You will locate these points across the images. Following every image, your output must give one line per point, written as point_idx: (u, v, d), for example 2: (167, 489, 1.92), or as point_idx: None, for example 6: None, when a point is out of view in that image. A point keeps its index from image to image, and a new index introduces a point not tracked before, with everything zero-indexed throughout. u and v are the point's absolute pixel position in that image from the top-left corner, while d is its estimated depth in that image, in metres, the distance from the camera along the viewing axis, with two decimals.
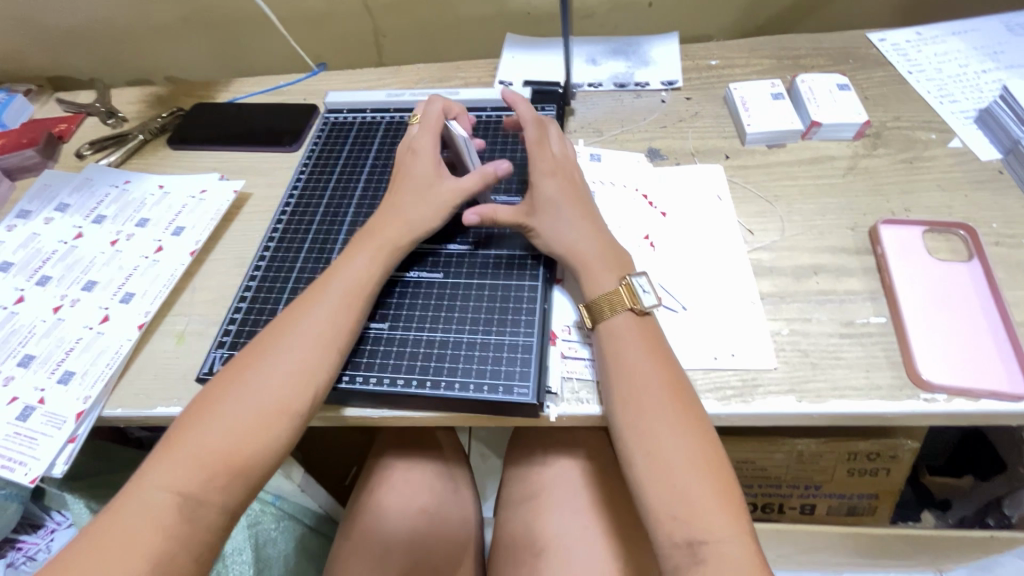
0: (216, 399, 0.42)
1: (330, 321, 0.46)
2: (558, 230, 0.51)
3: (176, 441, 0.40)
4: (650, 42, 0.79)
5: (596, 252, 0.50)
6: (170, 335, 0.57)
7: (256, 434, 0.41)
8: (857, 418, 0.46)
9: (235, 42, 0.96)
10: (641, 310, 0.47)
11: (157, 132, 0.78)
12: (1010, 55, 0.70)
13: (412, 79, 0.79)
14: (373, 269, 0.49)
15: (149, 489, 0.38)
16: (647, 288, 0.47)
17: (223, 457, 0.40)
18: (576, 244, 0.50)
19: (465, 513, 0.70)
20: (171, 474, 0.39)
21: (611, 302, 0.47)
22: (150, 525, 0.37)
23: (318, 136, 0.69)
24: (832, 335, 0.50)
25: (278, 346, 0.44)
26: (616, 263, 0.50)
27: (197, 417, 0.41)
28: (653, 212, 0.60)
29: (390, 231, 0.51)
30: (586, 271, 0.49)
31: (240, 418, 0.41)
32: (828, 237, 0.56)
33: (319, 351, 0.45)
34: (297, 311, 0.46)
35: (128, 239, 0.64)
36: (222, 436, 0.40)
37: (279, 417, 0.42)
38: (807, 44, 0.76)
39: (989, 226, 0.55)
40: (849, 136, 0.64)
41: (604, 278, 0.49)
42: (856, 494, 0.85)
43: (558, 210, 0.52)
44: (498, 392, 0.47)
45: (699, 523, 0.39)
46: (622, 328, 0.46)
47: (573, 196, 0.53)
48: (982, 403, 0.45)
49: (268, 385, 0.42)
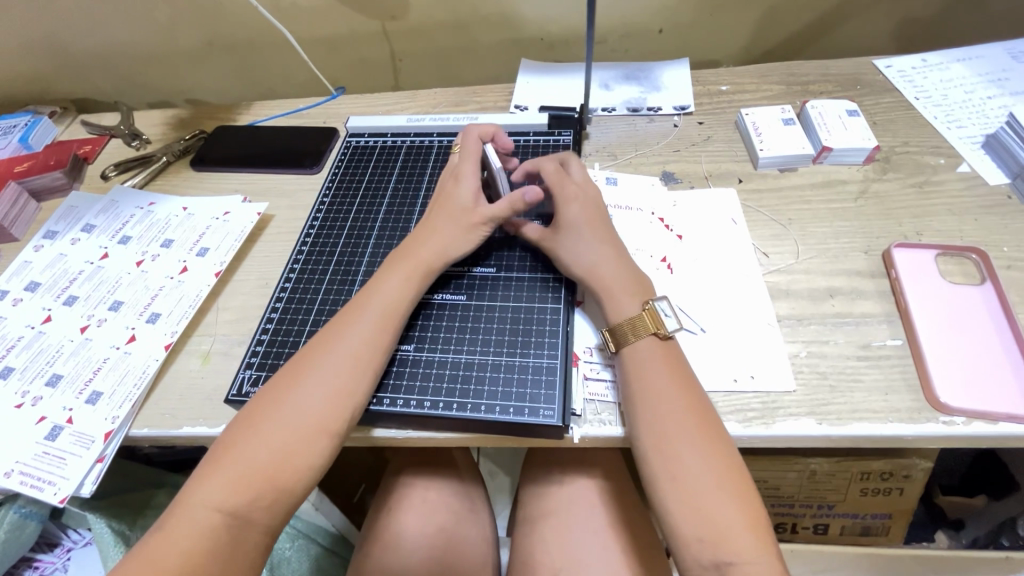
0: (258, 420, 0.43)
1: (366, 341, 0.47)
2: (578, 254, 0.53)
3: (218, 462, 0.41)
4: (662, 67, 0.81)
5: (617, 276, 0.51)
6: (195, 355, 0.57)
7: (296, 453, 0.42)
8: (876, 440, 0.47)
9: (255, 66, 0.98)
10: (665, 335, 0.48)
11: (180, 153, 0.80)
12: (1014, 82, 0.72)
13: (429, 103, 0.81)
14: (407, 291, 0.50)
15: (191, 510, 0.39)
16: (670, 312, 0.48)
17: (264, 477, 0.40)
18: (598, 269, 0.51)
19: (480, 533, 0.70)
20: (212, 495, 0.39)
21: (634, 326, 0.48)
22: (194, 545, 0.38)
23: (340, 160, 0.71)
24: (849, 357, 0.50)
25: (315, 366, 0.45)
26: (638, 287, 0.51)
27: (237, 438, 0.42)
28: (669, 235, 0.61)
29: (421, 255, 0.52)
30: (608, 296, 0.50)
31: (280, 438, 0.42)
32: (842, 260, 0.57)
33: (353, 370, 0.45)
34: (334, 332, 0.47)
35: (153, 260, 0.65)
36: (266, 457, 0.41)
37: (317, 437, 0.43)
38: (815, 70, 0.78)
39: (1001, 250, 0.56)
40: (860, 160, 0.65)
41: (627, 303, 0.50)
42: (869, 514, 0.85)
43: (579, 234, 0.53)
44: (523, 414, 0.47)
45: (726, 545, 0.39)
46: (645, 352, 0.47)
47: (595, 221, 0.54)
48: (1000, 425, 0.45)
49: (304, 404, 0.43)
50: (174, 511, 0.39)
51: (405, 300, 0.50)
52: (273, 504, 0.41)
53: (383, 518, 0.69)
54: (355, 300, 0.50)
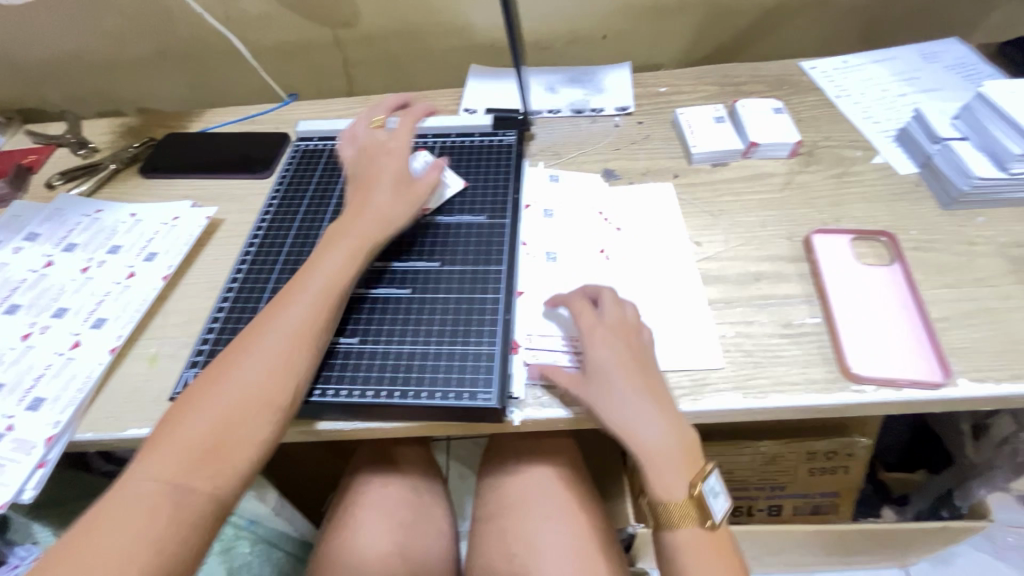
0: (203, 396, 0.44)
1: (304, 313, 0.48)
2: (619, 411, 0.47)
3: (161, 439, 0.41)
4: (605, 71, 0.84)
5: (671, 450, 0.47)
6: (142, 358, 0.57)
7: (239, 424, 0.43)
8: (797, 410, 0.50)
9: (208, 74, 0.98)
10: (713, 524, 0.47)
11: (128, 161, 0.80)
12: (924, 80, 0.77)
13: (381, 108, 0.83)
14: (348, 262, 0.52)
15: (134, 488, 0.39)
16: (718, 491, 0.48)
17: (211, 448, 0.41)
18: (642, 433, 0.47)
19: (439, 525, 0.72)
20: (157, 471, 0.40)
21: (683, 514, 0.47)
22: (138, 518, 0.38)
23: (289, 163, 0.72)
24: (772, 335, 0.54)
25: (261, 341, 0.47)
26: (689, 463, 0.47)
27: (179, 416, 0.43)
28: (608, 227, 0.64)
29: (365, 227, 0.54)
30: (656, 473, 0.47)
31: (228, 409, 0.43)
32: (768, 247, 0.61)
33: (300, 341, 0.47)
34: (279, 306, 0.49)
35: (100, 266, 0.65)
36: (207, 428, 0.42)
37: (262, 405, 0.44)
38: (747, 72, 0.82)
39: (909, 232, 0.61)
40: (785, 154, 0.70)
41: (675, 481, 0.47)
42: (819, 493, 0.89)
43: (619, 389, 0.48)
44: (463, 399, 0.49)
45: None
46: (692, 538, 0.47)
47: (636, 369, 0.48)
48: (905, 392, 0.49)
49: (250, 377, 0.44)
50: (114, 493, 0.39)
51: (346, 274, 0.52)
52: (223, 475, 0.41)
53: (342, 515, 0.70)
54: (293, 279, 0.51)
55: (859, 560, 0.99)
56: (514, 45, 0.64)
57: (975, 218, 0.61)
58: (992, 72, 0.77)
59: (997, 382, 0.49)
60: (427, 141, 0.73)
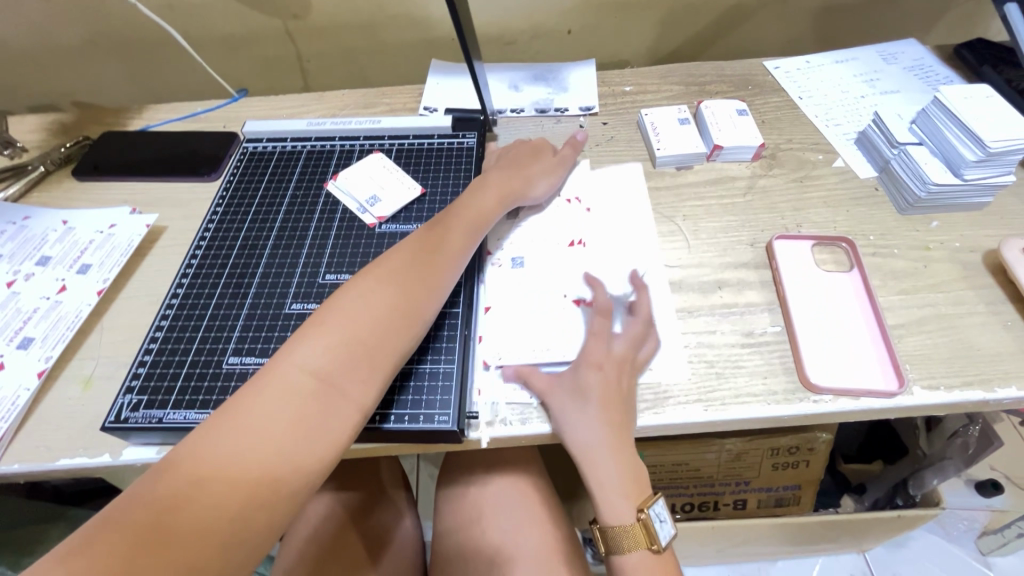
0: (283, 368, 0.40)
1: (383, 307, 0.45)
2: (578, 431, 0.47)
3: (237, 407, 0.38)
4: (569, 68, 0.82)
5: (621, 479, 0.47)
6: (75, 381, 0.53)
7: (317, 409, 0.39)
8: (757, 422, 0.50)
9: (151, 66, 0.92)
10: (658, 548, 0.47)
11: (60, 162, 0.74)
12: (884, 82, 0.78)
13: (336, 105, 0.79)
14: (438, 255, 0.51)
15: (207, 470, 0.35)
16: (662, 519, 0.49)
17: (287, 444, 0.37)
18: (598, 457, 0.47)
19: (407, 540, 0.70)
20: (231, 454, 0.36)
21: (626, 539, 0.47)
22: (212, 493, 0.34)
23: (236, 167, 0.68)
24: (734, 345, 0.54)
25: (347, 316, 0.44)
26: (636, 490, 0.48)
27: (248, 396, 0.38)
28: (579, 208, 0.65)
29: (461, 225, 0.55)
30: (603, 497, 0.48)
31: (307, 388, 0.40)
32: (730, 254, 0.61)
33: (390, 326, 0.45)
34: (369, 284, 0.46)
35: (26, 280, 0.60)
36: (284, 408, 0.38)
37: (337, 399, 0.40)
38: (711, 71, 0.81)
39: (868, 238, 0.61)
40: (748, 158, 0.69)
41: (620, 505, 0.48)
42: (782, 486, 0.91)
43: (587, 409, 0.48)
44: (418, 421, 0.48)
45: None
46: (636, 563, 0.47)
47: (614, 395, 0.48)
48: (861, 401, 0.49)
49: (329, 354, 0.41)
50: (182, 467, 0.35)
51: (433, 277, 0.49)
52: (295, 472, 0.37)
53: (305, 535, 0.66)
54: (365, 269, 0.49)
55: (821, 548, 1.01)
56: (464, 50, 0.61)
57: (930, 223, 0.62)
58: (947, 75, 0.78)
59: (949, 389, 0.50)
60: (383, 142, 0.69)
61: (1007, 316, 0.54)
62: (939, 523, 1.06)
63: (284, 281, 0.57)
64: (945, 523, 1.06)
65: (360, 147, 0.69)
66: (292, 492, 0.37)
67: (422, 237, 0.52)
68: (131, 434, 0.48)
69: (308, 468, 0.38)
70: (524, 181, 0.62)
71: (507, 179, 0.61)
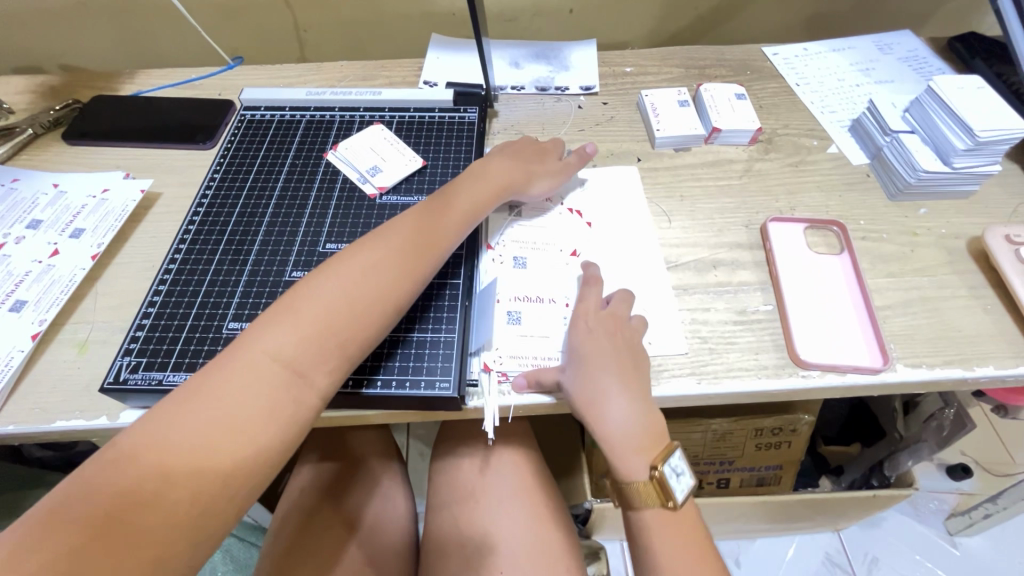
0: (248, 353, 0.40)
1: (355, 298, 0.44)
2: (582, 387, 0.48)
3: (199, 392, 0.37)
4: (571, 47, 0.82)
5: (634, 433, 0.48)
6: (70, 344, 0.53)
7: (283, 398, 0.39)
8: (747, 396, 0.51)
9: (143, 31, 0.90)
10: (674, 505, 0.47)
11: (49, 125, 0.72)
12: (879, 71, 0.79)
13: (335, 77, 0.78)
14: (417, 243, 0.49)
15: (172, 459, 0.35)
16: (681, 470, 0.49)
17: (253, 430, 0.37)
18: (605, 412, 0.48)
19: (399, 513, 0.71)
20: (195, 441, 0.36)
21: (642, 494, 0.48)
22: (169, 481, 0.34)
23: (233, 134, 0.67)
24: (727, 322, 0.55)
25: (317, 303, 0.43)
26: (652, 444, 0.48)
27: (215, 384, 0.38)
28: (580, 219, 0.62)
29: (444, 210, 0.53)
30: (617, 456, 0.48)
31: (270, 378, 0.39)
32: (725, 234, 0.62)
33: (361, 313, 0.44)
34: (342, 269, 0.45)
35: (17, 243, 0.59)
36: (249, 395, 0.38)
37: (306, 388, 0.40)
38: (712, 55, 0.82)
39: (858, 223, 0.63)
40: (745, 141, 0.70)
41: (635, 463, 0.48)
42: (763, 466, 0.93)
43: (587, 370, 0.49)
44: (419, 387, 0.49)
45: None
46: (653, 522, 0.47)
47: (607, 350, 0.49)
48: (847, 377, 0.51)
49: (291, 344, 0.40)
50: (144, 454, 0.34)
51: (409, 268, 0.48)
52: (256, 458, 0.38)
53: (301, 505, 0.66)
54: (342, 254, 0.47)
55: (798, 526, 1.05)
56: (475, 19, 0.61)
57: (919, 209, 0.64)
58: (940, 67, 0.79)
59: (930, 366, 0.52)
60: (384, 114, 0.69)
61: (988, 300, 0.56)
62: (910, 504, 1.11)
63: (284, 249, 0.57)
64: (916, 504, 1.10)
65: (360, 118, 0.69)
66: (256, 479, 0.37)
67: (397, 225, 0.50)
68: (129, 396, 0.48)
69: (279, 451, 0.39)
70: (527, 172, 0.60)
71: (507, 173, 0.59)
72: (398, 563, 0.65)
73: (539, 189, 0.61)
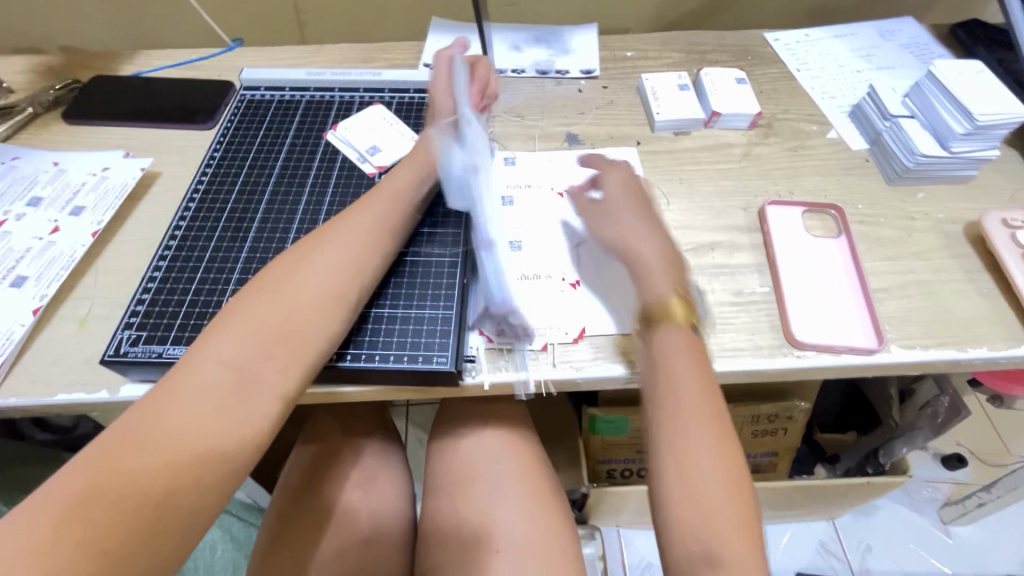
0: (197, 359, 0.40)
1: (303, 292, 0.45)
2: (621, 230, 0.55)
3: (154, 400, 0.37)
4: (571, 31, 0.82)
5: (662, 259, 0.52)
6: (71, 319, 0.53)
7: (236, 398, 0.39)
8: (742, 375, 0.52)
9: (142, 12, 0.90)
10: (693, 329, 0.48)
11: (49, 105, 0.72)
12: (880, 58, 0.79)
13: (335, 58, 0.78)
14: (370, 240, 0.50)
15: (123, 460, 0.34)
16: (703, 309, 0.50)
17: (208, 432, 0.37)
18: (634, 243, 0.53)
19: (398, 493, 0.71)
20: (153, 440, 0.36)
21: (668, 312, 0.48)
22: (123, 481, 0.34)
23: (232, 114, 0.67)
24: (723, 302, 0.55)
25: (261, 303, 0.43)
26: (676, 270, 0.51)
27: (170, 391, 0.38)
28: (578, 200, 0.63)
29: (394, 205, 0.54)
30: (646, 275, 0.51)
31: (224, 380, 0.39)
32: (723, 217, 0.62)
33: (310, 312, 0.44)
34: (287, 270, 0.46)
35: (18, 220, 0.59)
36: (202, 398, 0.38)
37: (258, 385, 0.40)
38: (713, 40, 0.82)
39: (856, 207, 0.63)
40: (745, 126, 0.70)
41: (662, 283, 0.50)
42: (759, 453, 0.94)
43: (615, 215, 0.56)
44: (418, 362, 0.49)
45: (719, 542, 0.38)
46: (673, 345, 0.47)
47: (634, 200, 0.57)
48: (841, 357, 0.52)
49: (238, 346, 0.41)
50: (101, 456, 0.34)
51: (354, 256, 0.48)
52: (212, 458, 0.37)
53: (297, 489, 0.67)
54: (287, 254, 0.48)
55: (792, 513, 1.06)
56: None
57: (916, 194, 0.64)
58: (942, 53, 0.79)
59: (924, 348, 0.52)
60: (384, 95, 0.69)
61: (983, 283, 0.57)
62: (904, 493, 1.11)
63: (284, 227, 0.57)
64: (910, 492, 1.11)
65: (359, 99, 0.69)
66: (215, 481, 0.37)
67: (347, 224, 0.51)
68: (131, 368, 0.48)
69: (242, 443, 0.39)
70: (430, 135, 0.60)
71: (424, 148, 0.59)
72: (397, 546, 0.66)
73: (458, 101, 0.62)
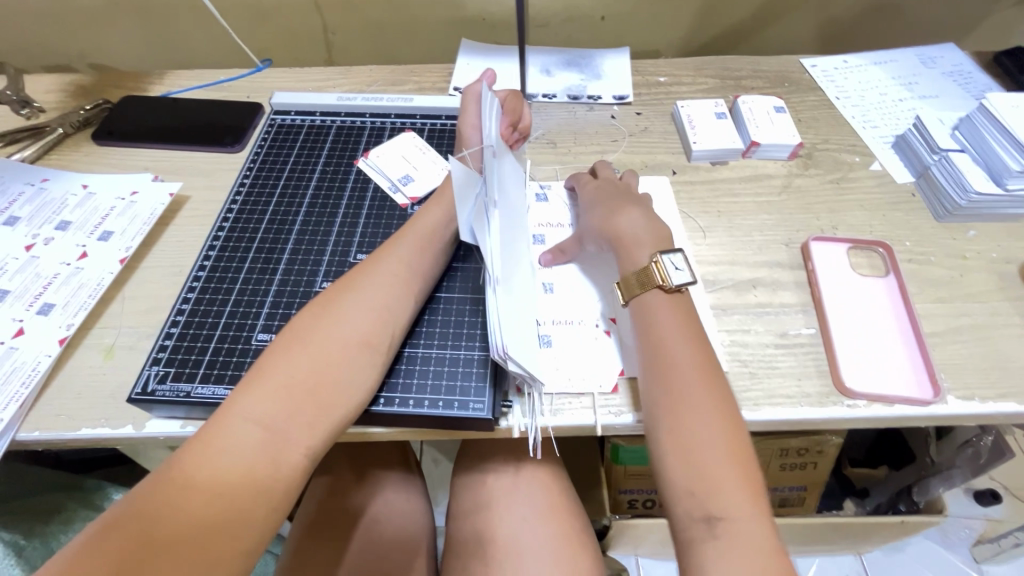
0: (229, 419, 0.39)
1: (333, 343, 0.43)
2: (604, 220, 0.55)
3: (185, 463, 0.36)
4: (603, 55, 0.80)
5: (640, 234, 0.52)
6: (97, 349, 0.52)
7: (266, 461, 0.38)
8: (788, 424, 0.49)
9: (172, 32, 0.90)
10: (672, 287, 0.48)
11: (79, 125, 0.72)
12: (922, 86, 0.77)
13: (364, 81, 0.77)
14: (401, 287, 0.48)
15: (162, 523, 0.34)
16: (680, 266, 0.49)
17: (237, 497, 0.36)
18: (615, 229, 0.54)
19: (418, 522, 0.68)
20: (183, 506, 0.35)
21: (642, 279, 0.49)
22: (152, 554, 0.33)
23: (263, 139, 0.67)
24: (768, 345, 0.53)
25: (292, 357, 0.42)
26: (654, 243, 0.52)
27: (199, 454, 0.37)
28: None
29: (424, 247, 0.52)
30: (622, 252, 0.52)
31: (254, 442, 0.38)
32: (764, 252, 0.60)
33: (340, 365, 0.43)
34: (316, 320, 0.44)
35: (46, 244, 0.58)
36: (234, 460, 0.37)
37: (288, 444, 0.39)
38: (748, 66, 0.80)
39: (904, 244, 0.60)
40: (784, 156, 0.68)
41: (639, 256, 0.51)
42: (787, 487, 0.90)
43: (593, 205, 0.57)
44: (453, 408, 0.47)
45: (714, 497, 0.39)
46: (654, 304, 0.48)
47: (610, 190, 0.58)
48: (895, 408, 0.49)
49: (269, 403, 0.40)
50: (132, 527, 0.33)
51: (385, 303, 0.47)
52: (242, 523, 0.36)
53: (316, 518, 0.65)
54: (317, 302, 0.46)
55: (819, 548, 1.02)
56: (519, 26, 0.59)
57: (967, 231, 0.61)
58: (987, 82, 0.77)
59: (983, 400, 0.50)
60: (416, 121, 0.68)
61: None
62: (938, 530, 1.07)
63: (315, 258, 0.56)
64: (944, 530, 1.06)
65: (391, 125, 0.68)
66: (245, 547, 0.36)
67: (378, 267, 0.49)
68: (157, 407, 0.47)
69: (271, 507, 0.38)
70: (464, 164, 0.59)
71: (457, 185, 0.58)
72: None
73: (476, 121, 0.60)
